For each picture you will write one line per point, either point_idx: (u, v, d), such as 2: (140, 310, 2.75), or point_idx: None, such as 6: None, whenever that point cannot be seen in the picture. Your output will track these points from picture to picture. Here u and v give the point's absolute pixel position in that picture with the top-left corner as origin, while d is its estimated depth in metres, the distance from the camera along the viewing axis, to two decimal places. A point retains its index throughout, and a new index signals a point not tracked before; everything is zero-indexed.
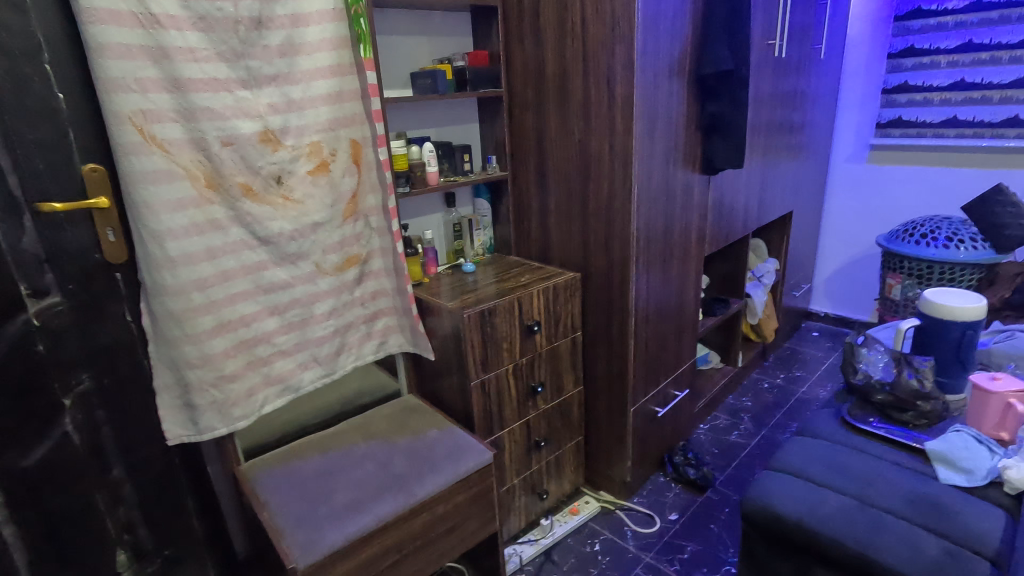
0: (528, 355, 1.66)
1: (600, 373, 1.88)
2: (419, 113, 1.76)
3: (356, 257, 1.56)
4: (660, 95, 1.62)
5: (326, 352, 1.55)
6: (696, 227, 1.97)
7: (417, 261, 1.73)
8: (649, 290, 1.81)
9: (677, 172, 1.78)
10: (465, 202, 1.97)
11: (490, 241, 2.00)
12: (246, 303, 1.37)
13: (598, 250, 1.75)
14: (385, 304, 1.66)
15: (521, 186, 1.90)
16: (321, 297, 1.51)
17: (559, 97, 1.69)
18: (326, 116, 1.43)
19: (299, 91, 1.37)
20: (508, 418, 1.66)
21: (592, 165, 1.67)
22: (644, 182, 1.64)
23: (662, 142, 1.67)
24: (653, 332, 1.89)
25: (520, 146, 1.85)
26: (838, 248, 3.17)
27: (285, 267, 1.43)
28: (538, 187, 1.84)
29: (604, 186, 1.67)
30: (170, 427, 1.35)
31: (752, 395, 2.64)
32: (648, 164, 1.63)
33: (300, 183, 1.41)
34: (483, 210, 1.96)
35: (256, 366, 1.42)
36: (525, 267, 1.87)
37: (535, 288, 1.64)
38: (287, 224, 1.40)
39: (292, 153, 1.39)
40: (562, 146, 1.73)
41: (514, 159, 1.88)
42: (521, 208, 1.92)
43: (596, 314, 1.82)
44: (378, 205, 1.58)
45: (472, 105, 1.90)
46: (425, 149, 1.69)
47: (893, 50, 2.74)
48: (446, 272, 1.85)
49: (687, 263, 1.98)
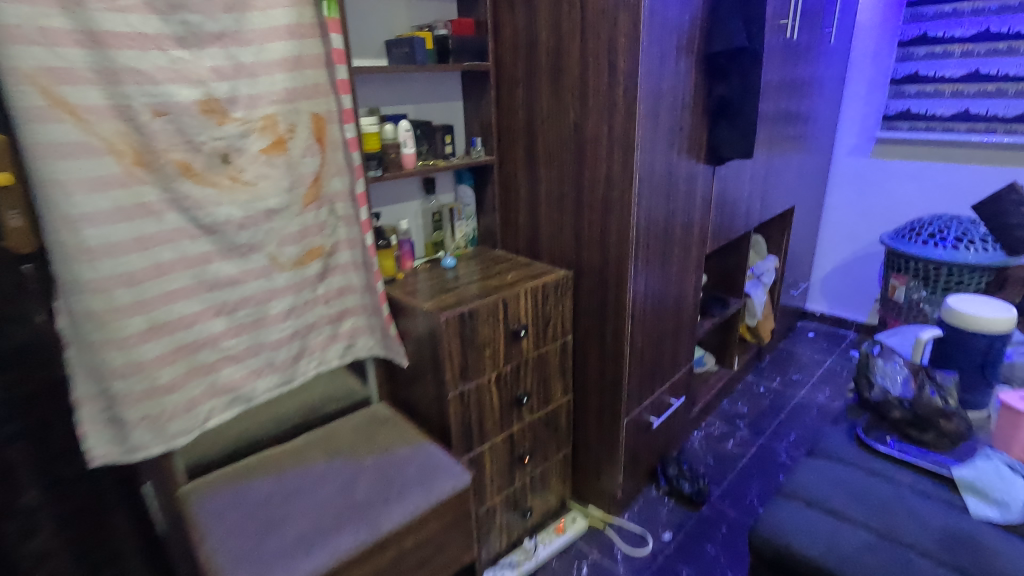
0: (513, 363, 1.49)
1: (590, 380, 1.72)
2: (395, 88, 1.56)
3: (319, 250, 1.37)
4: (667, 74, 1.44)
5: (284, 358, 1.37)
6: (698, 222, 1.80)
7: (389, 255, 1.54)
8: (647, 290, 1.64)
9: (681, 161, 1.61)
10: (445, 189, 1.78)
11: (474, 232, 1.81)
12: (186, 301, 1.18)
13: (593, 245, 1.57)
14: (352, 303, 1.48)
15: (508, 173, 1.71)
16: (277, 294, 1.32)
17: (553, 72, 1.50)
18: (282, 85, 1.22)
19: (250, 54, 1.16)
20: (489, 432, 1.49)
21: (587, 151, 1.50)
22: (646, 170, 1.46)
23: (666, 127, 1.49)
24: (650, 336, 1.73)
25: (508, 128, 1.66)
26: (837, 245, 3.04)
27: (234, 260, 1.23)
28: (527, 174, 1.66)
29: (602, 175, 1.49)
30: (92, 446, 1.13)
31: (747, 401, 2.50)
32: (651, 151, 1.45)
33: (252, 163, 1.21)
34: (465, 199, 1.77)
35: (199, 374, 1.23)
36: (511, 264, 1.68)
37: (521, 288, 1.47)
38: (236, 210, 1.20)
39: (242, 126, 1.18)
40: (555, 128, 1.55)
41: (502, 143, 1.69)
42: (507, 197, 1.74)
43: (588, 316, 1.65)
44: (344, 189, 1.38)
45: (455, 81, 1.70)
46: (401, 128, 1.49)
47: (904, 37, 2.58)
48: (422, 268, 1.65)
49: (688, 260, 1.82)
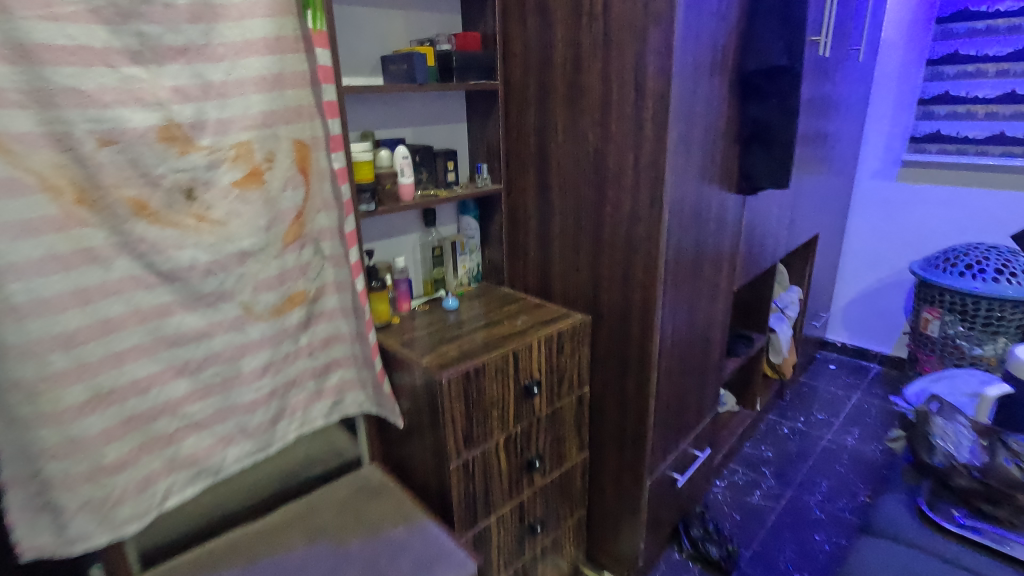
0: (524, 423, 1.30)
1: (609, 435, 1.53)
2: (392, 109, 1.38)
3: (301, 296, 1.19)
4: (700, 96, 1.28)
5: (259, 421, 1.18)
6: (727, 256, 1.63)
7: (384, 298, 1.35)
8: (673, 335, 1.46)
9: (711, 191, 1.44)
10: (446, 220, 1.60)
11: (478, 268, 1.63)
12: (139, 362, 0.99)
13: (614, 287, 1.39)
14: (339, 354, 1.29)
15: (517, 203, 1.54)
16: (251, 349, 1.13)
17: (570, 92, 1.33)
18: (258, 107, 1.04)
19: (220, 72, 0.99)
20: (496, 502, 1.30)
21: (609, 182, 1.32)
22: (676, 205, 1.29)
23: (698, 156, 1.32)
24: (675, 385, 1.54)
25: (518, 154, 1.49)
26: (859, 273, 2.86)
27: (199, 311, 1.05)
28: (539, 205, 1.49)
29: (626, 209, 1.31)
30: (24, 535, 0.93)
31: (770, 444, 2.31)
32: (681, 182, 1.28)
33: (221, 199, 1.03)
34: (469, 231, 1.59)
35: (155, 446, 1.04)
36: (520, 305, 1.50)
37: (534, 337, 1.28)
38: (201, 253, 1.02)
39: (209, 156, 1.00)
40: (572, 155, 1.38)
41: (510, 170, 1.52)
42: (516, 229, 1.56)
43: (608, 365, 1.47)
44: (331, 225, 1.20)
45: (458, 101, 1.53)
46: (398, 154, 1.31)
47: (933, 55, 2.46)
48: (420, 310, 1.47)
49: (715, 299, 1.64)
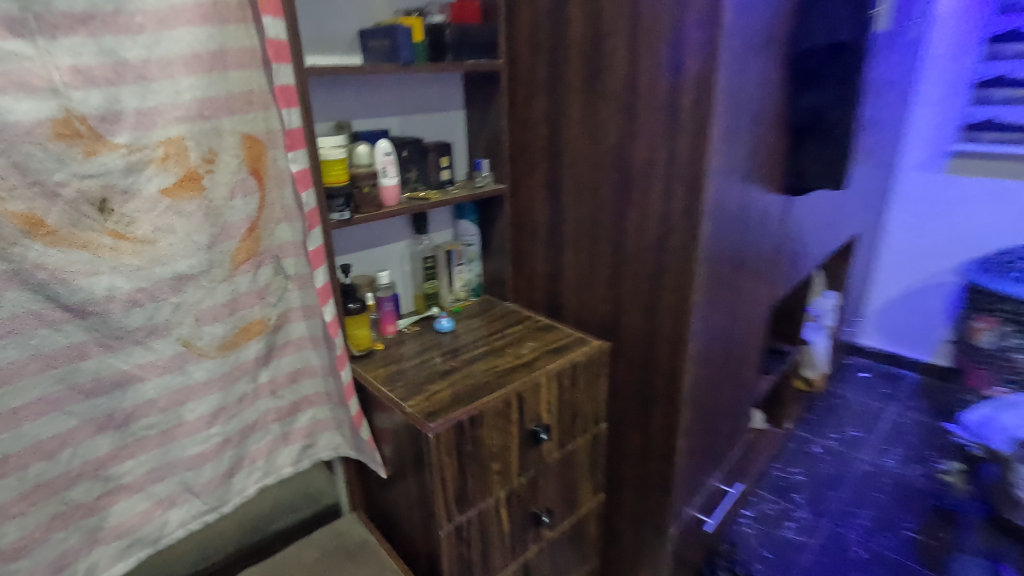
0: (530, 474, 1.09)
1: (628, 475, 1.32)
2: (373, 95, 1.15)
3: (259, 326, 0.97)
4: (748, 80, 1.03)
5: (208, 477, 0.97)
6: (767, 268, 1.40)
7: (364, 322, 1.13)
8: (705, 365, 1.24)
9: (755, 194, 1.21)
10: (440, 224, 1.37)
11: (477, 279, 1.41)
12: (45, 419, 0.79)
13: (640, 310, 1.17)
14: (310, 390, 1.08)
15: (523, 206, 1.31)
16: (196, 394, 0.92)
17: (589, 74, 1.09)
18: (191, 94, 0.81)
19: (139, 48, 0.76)
20: (496, 566, 1.10)
21: (634, 185, 1.09)
22: (716, 214, 1.06)
23: (742, 154, 1.09)
24: (705, 419, 1.33)
25: (525, 148, 1.26)
26: (895, 273, 2.60)
27: (123, 352, 0.84)
28: (549, 208, 1.26)
29: (656, 219, 1.08)
30: None
31: (800, 466, 2.10)
32: (723, 187, 1.05)
33: (147, 211, 0.81)
34: (467, 238, 1.36)
35: (73, 519, 0.84)
36: (526, 325, 1.27)
37: (544, 372, 1.06)
38: (122, 280, 0.81)
39: (129, 156, 0.78)
40: (589, 150, 1.14)
41: (516, 167, 1.29)
42: (522, 235, 1.34)
43: (629, 398, 1.25)
44: (295, 239, 0.98)
45: (454, 85, 1.29)
46: (379, 150, 1.08)
47: (994, 33, 2.17)
48: (409, 332, 1.25)
49: (751, 317, 1.41)
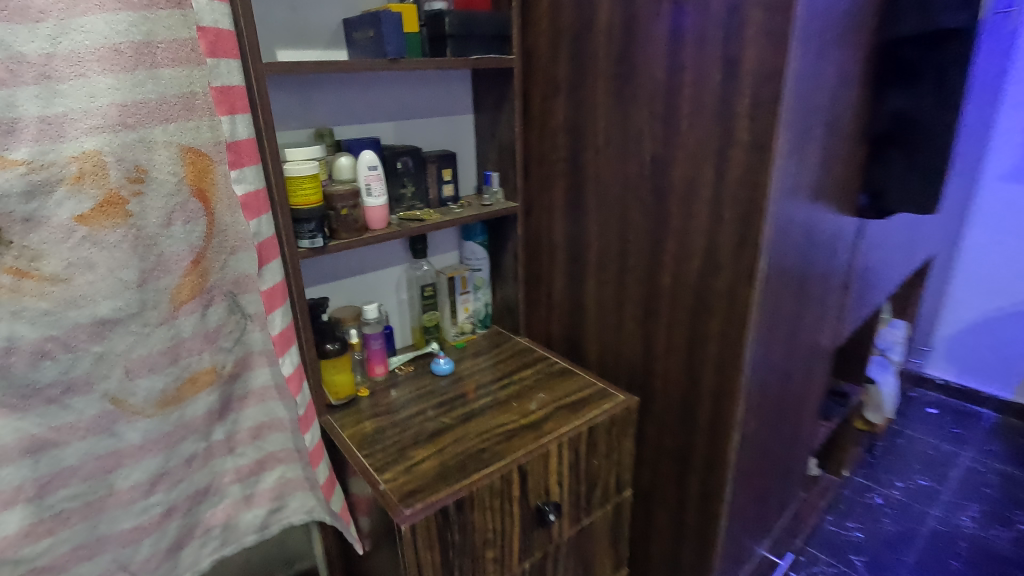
0: (535, 559, 0.90)
1: (657, 549, 1.11)
2: (361, 97, 0.98)
3: (209, 376, 0.81)
4: (823, 77, 0.81)
5: (148, 554, 0.80)
6: (832, 304, 1.16)
7: (345, 364, 0.98)
8: (755, 425, 1.02)
9: (825, 219, 0.97)
10: (444, 246, 1.18)
11: (486, 309, 1.22)
12: None
13: (676, 359, 0.95)
14: (275, 446, 0.91)
15: (539, 228, 1.11)
16: (128, 459, 0.75)
17: (619, 73, 0.89)
18: (112, 97, 0.64)
19: (39, 38, 0.59)
20: None
21: (673, 208, 0.88)
22: (777, 248, 0.84)
23: (811, 172, 0.86)
24: (752, 486, 1.10)
25: (542, 160, 1.06)
26: (973, 298, 2.27)
27: (33, 414, 0.66)
28: (568, 231, 1.06)
29: (699, 251, 0.87)
30: None
31: (859, 520, 1.83)
32: (786, 214, 0.83)
33: (56, 243, 0.64)
34: (474, 262, 1.17)
35: None
36: (538, 370, 1.07)
37: (557, 439, 0.87)
38: (25, 328, 0.64)
39: (29, 173, 0.60)
40: (618, 165, 0.94)
41: (531, 182, 1.09)
42: (538, 260, 1.15)
43: (660, 461, 1.04)
44: (250, 273, 0.80)
45: (460, 85, 1.10)
46: (363, 163, 0.90)
47: None
48: (401, 373, 1.07)
49: (811, 363, 1.18)
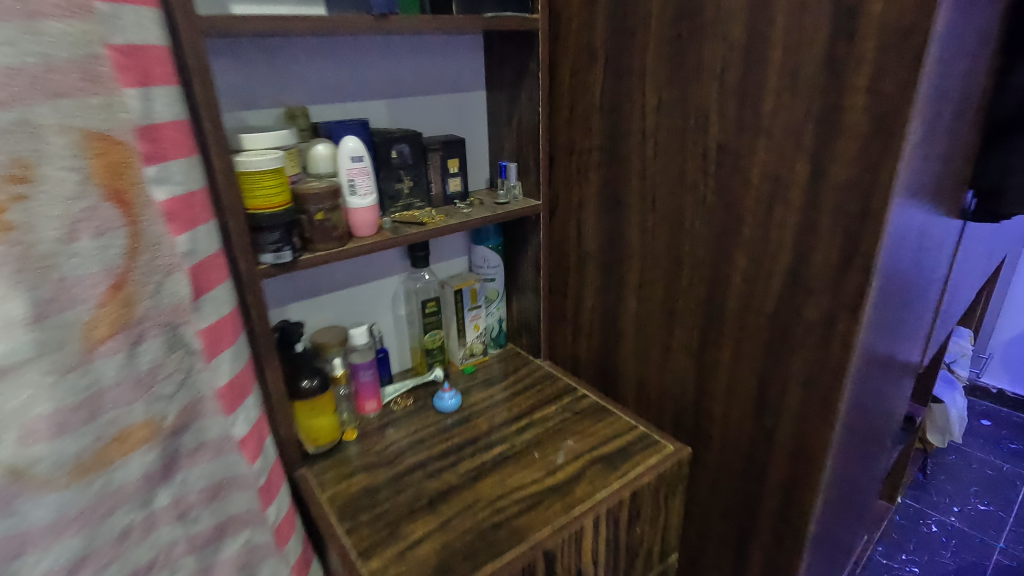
0: None
1: None
2: (345, 68, 0.78)
3: (142, 436, 0.45)
4: (963, 37, 0.59)
5: None
6: (923, 325, 0.95)
7: (327, 405, 0.77)
8: (838, 483, 0.81)
9: (934, 225, 0.76)
10: (451, 251, 0.98)
11: (500, 326, 1.02)
12: None
13: (742, 403, 0.75)
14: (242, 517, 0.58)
15: (566, 232, 0.91)
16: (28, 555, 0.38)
17: (680, 35, 0.67)
18: None
19: None
20: None
21: (747, 213, 0.67)
22: (889, 268, 0.63)
23: (932, 167, 0.65)
24: (822, 547, 0.91)
25: (573, 149, 0.85)
26: None
27: None
28: (604, 236, 0.86)
29: (781, 271, 0.66)
30: None
31: (915, 555, 1.63)
32: (904, 223, 0.62)
33: None
34: (487, 271, 0.98)
35: None
36: (564, 408, 0.88)
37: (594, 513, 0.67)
38: None
39: None
40: (674, 156, 0.73)
41: (559, 175, 0.88)
42: (563, 271, 0.94)
43: (713, 520, 0.85)
44: (188, 297, 0.49)
45: (470, 56, 0.89)
46: (344, 152, 0.70)
47: None
48: (397, 409, 0.88)
49: (895, 397, 0.96)
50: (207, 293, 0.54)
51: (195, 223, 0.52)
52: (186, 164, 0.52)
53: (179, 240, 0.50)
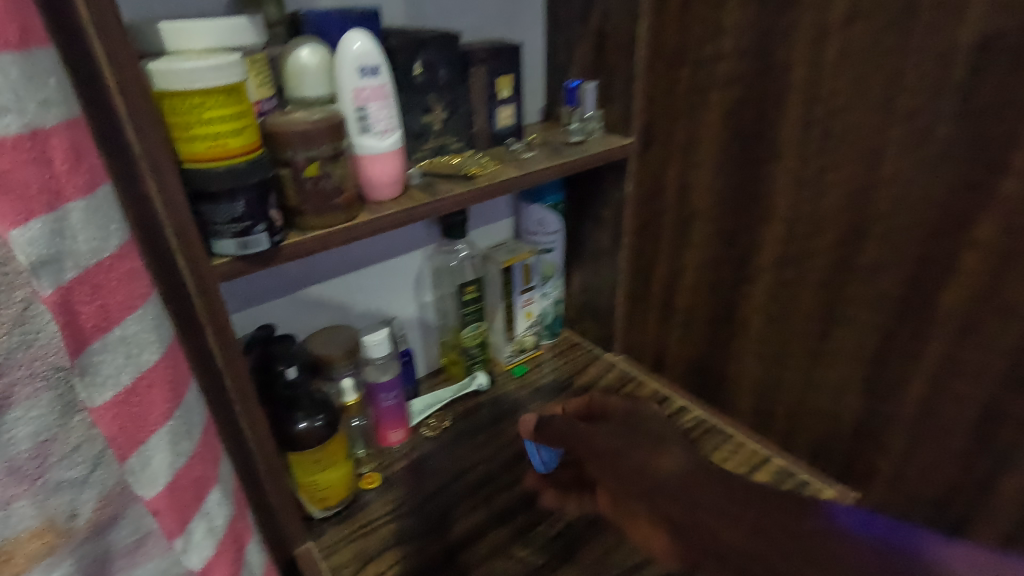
0: None
1: None
2: None
3: (40, 547, 0.26)
4: None
5: None
6: None
7: (339, 454, 0.52)
8: None
9: None
10: (494, 214, 0.72)
11: (556, 310, 0.77)
12: None
13: (936, 448, 0.50)
14: (229, 516, 0.37)
15: (663, 183, 0.64)
16: None
17: None
18: None
19: None
20: None
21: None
22: None
23: None
24: None
25: (685, 57, 0.57)
26: None
27: None
28: (725, 190, 0.59)
29: None
30: None
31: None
32: None
33: None
34: (543, 239, 0.72)
35: None
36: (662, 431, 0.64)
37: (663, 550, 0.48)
38: None
39: None
40: (876, 58, 0.45)
41: (658, 101, 0.61)
42: (653, 239, 0.68)
43: None
44: (68, 339, 0.26)
45: None
46: (349, 61, 0.42)
47: None
48: (431, 437, 0.64)
49: None
50: (103, 338, 0.28)
51: (57, 203, 0.25)
52: (18, 69, 0.23)
53: (14, 243, 0.23)
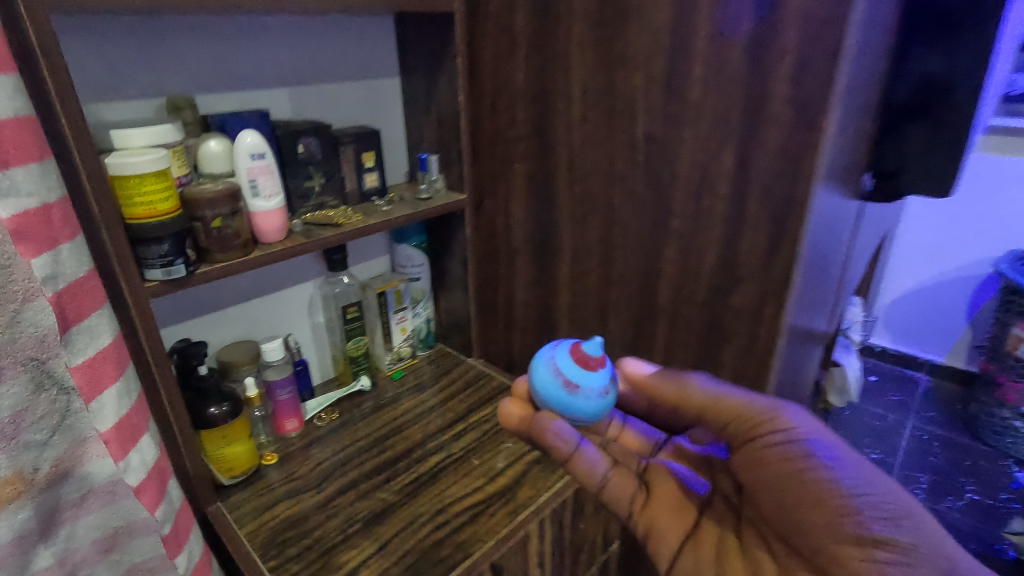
0: None
1: None
2: (237, 52, 0.70)
3: (11, 491, 0.41)
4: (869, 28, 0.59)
5: None
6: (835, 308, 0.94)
7: (242, 432, 0.69)
8: None
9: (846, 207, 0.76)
10: (371, 252, 0.93)
11: (428, 327, 0.98)
12: None
13: None
14: (153, 459, 0.54)
15: (494, 224, 0.87)
16: None
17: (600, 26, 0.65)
18: None
19: None
20: None
21: (702, 232, 0.65)
22: (811, 248, 0.62)
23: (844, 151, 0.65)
24: None
25: (496, 140, 0.81)
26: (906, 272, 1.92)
27: None
28: (532, 230, 0.83)
29: (710, 263, 0.66)
30: None
31: None
32: (823, 202, 0.62)
33: None
34: (411, 270, 0.93)
35: None
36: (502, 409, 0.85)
37: (650, 521, 0.62)
38: None
39: None
40: (599, 146, 0.71)
41: (483, 169, 0.85)
42: (493, 266, 0.91)
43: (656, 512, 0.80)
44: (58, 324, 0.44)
45: (380, 41, 0.84)
46: (242, 149, 0.62)
47: None
48: (322, 425, 0.81)
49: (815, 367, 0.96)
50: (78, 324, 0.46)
51: (53, 243, 0.43)
52: (37, 171, 0.42)
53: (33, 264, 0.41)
